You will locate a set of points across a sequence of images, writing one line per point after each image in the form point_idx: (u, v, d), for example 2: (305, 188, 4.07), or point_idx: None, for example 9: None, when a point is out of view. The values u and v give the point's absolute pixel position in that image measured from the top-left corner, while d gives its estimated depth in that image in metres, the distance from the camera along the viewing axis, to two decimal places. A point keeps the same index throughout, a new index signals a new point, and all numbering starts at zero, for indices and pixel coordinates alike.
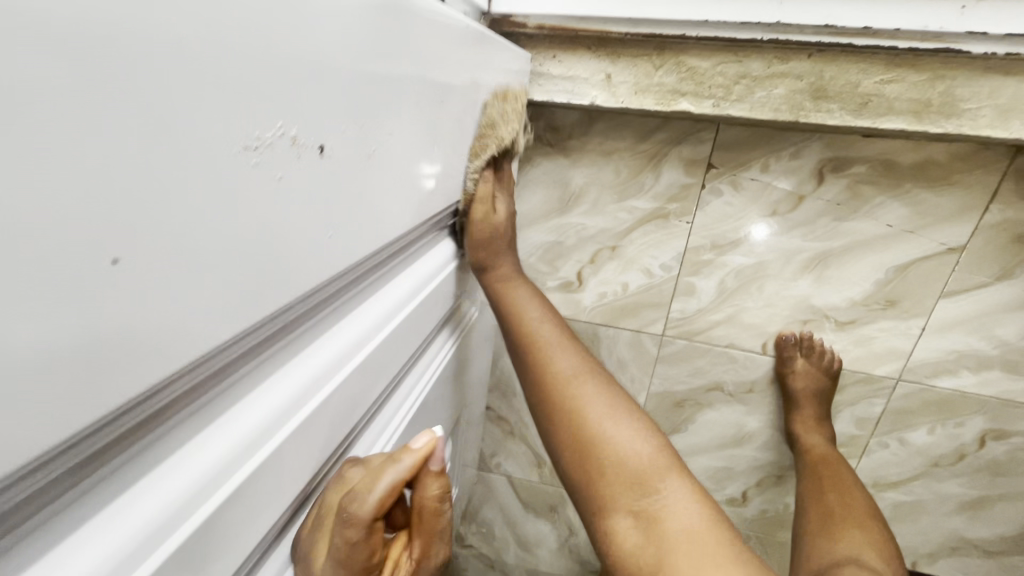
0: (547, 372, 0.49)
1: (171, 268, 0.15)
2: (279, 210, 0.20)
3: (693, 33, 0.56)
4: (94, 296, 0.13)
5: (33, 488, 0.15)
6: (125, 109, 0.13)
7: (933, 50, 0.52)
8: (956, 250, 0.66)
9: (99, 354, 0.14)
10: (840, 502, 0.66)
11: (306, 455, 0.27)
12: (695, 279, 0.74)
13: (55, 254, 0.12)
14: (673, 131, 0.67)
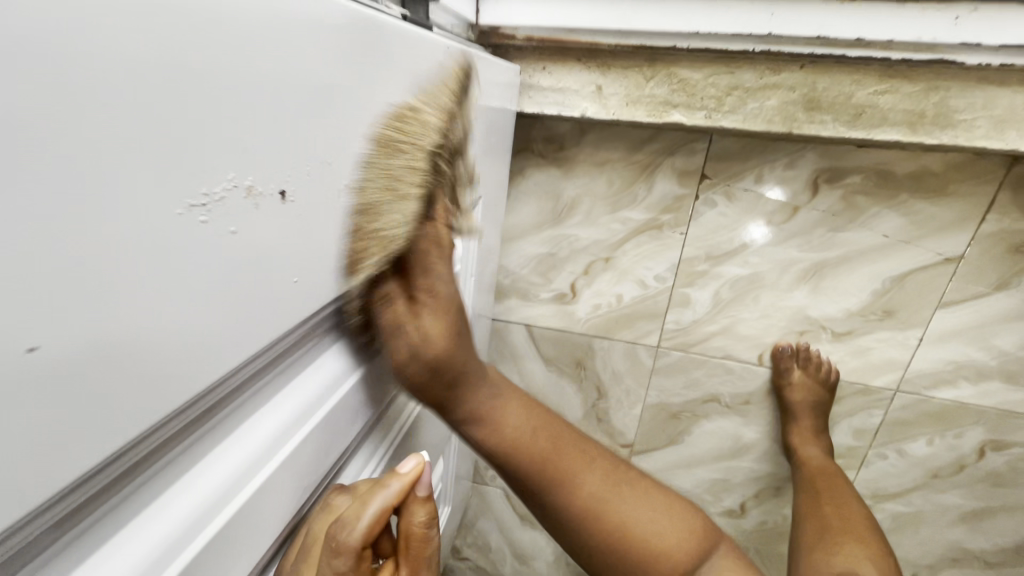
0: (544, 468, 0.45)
1: (115, 331, 0.15)
2: (259, 247, 0.20)
3: (684, 44, 0.55)
4: (43, 365, 0.13)
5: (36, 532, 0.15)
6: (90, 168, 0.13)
7: (927, 61, 0.52)
8: (953, 260, 0.65)
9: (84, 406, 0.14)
10: (836, 514, 0.65)
11: (303, 476, 0.28)
12: (690, 290, 0.73)
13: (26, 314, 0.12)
14: (666, 142, 0.66)
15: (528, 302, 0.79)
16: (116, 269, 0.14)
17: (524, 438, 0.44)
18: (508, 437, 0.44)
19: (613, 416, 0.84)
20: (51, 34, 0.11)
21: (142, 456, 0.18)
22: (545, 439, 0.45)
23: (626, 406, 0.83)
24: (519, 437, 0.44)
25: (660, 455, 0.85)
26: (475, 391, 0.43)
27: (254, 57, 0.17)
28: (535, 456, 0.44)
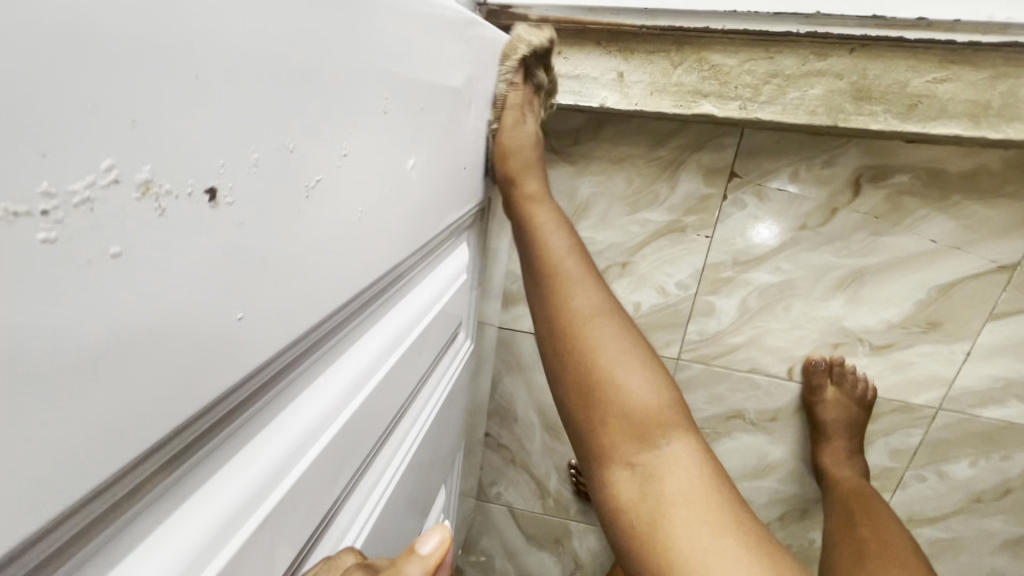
0: (555, 304, 0.42)
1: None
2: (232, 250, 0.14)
3: (718, 26, 0.49)
4: None
5: None
6: None
7: (996, 44, 0.45)
8: (1008, 268, 0.59)
9: None
10: (874, 536, 0.59)
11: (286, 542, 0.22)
12: (714, 298, 0.67)
13: None
14: (691, 137, 0.60)
15: None
16: None
17: (542, 239, 0.45)
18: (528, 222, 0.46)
19: None
20: None
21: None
22: (571, 257, 0.44)
23: None
24: (538, 232, 0.45)
25: None
26: (525, 178, 0.46)
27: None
28: (545, 256, 0.44)
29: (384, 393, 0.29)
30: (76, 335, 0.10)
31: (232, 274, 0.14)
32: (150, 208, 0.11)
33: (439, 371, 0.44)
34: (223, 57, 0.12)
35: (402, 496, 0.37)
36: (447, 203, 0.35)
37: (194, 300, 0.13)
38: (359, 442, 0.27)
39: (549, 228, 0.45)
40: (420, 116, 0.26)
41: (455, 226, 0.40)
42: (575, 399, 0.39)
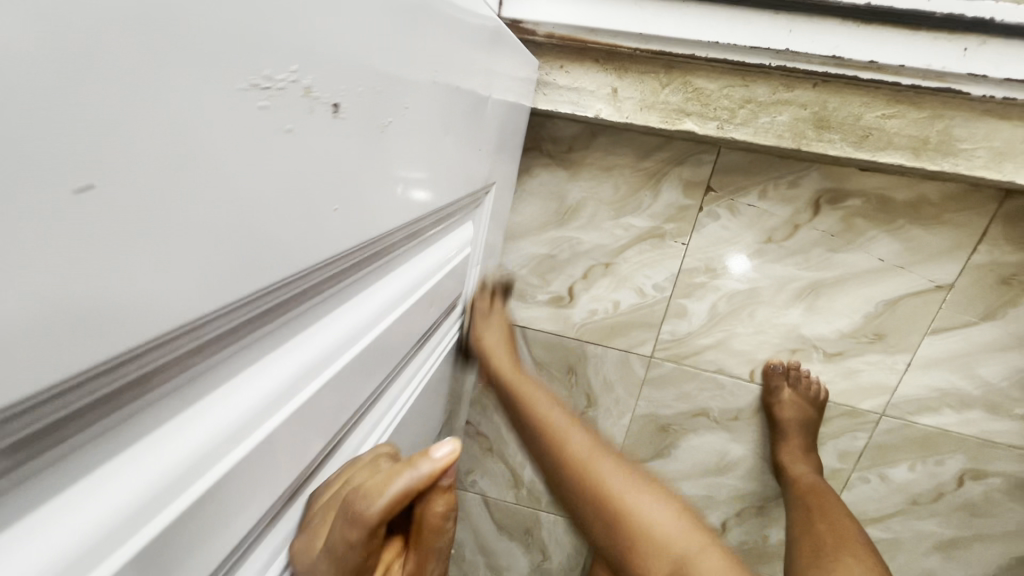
0: (547, 447, 0.50)
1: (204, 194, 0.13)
2: (332, 164, 0.19)
3: (703, 54, 0.55)
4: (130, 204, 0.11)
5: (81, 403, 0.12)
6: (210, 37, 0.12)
7: (935, 89, 0.53)
8: (944, 287, 0.66)
9: (151, 272, 0.12)
10: (830, 532, 0.64)
11: (325, 428, 0.26)
12: (687, 301, 0.73)
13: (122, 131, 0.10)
14: (674, 152, 0.67)
15: (524, 303, 0.78)
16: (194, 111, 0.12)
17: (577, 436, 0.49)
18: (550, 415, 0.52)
19: (601, 425, 0.83)
20: None
21: (192, 364, 0.16)
22: (596, 443, 0.49)
23: (615, 415, 0.82)
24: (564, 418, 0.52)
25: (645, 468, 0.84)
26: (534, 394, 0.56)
27: None
28: (583, 458, 0.47)
29: (397, 337, 0.33)
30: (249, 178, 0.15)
31: (325, 182, 0.19)
32: (303, 105, 0.16)
33: (432, 345, 0.48)
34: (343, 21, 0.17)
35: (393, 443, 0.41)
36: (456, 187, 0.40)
37: (301, 190, 0.18)
38: (372, 372, 0.30)
39: (535, 401, 0.55)
40: (444, 109, 0.32)
41: (456, 212, 0.44)
42: (587, 505, 0.45)
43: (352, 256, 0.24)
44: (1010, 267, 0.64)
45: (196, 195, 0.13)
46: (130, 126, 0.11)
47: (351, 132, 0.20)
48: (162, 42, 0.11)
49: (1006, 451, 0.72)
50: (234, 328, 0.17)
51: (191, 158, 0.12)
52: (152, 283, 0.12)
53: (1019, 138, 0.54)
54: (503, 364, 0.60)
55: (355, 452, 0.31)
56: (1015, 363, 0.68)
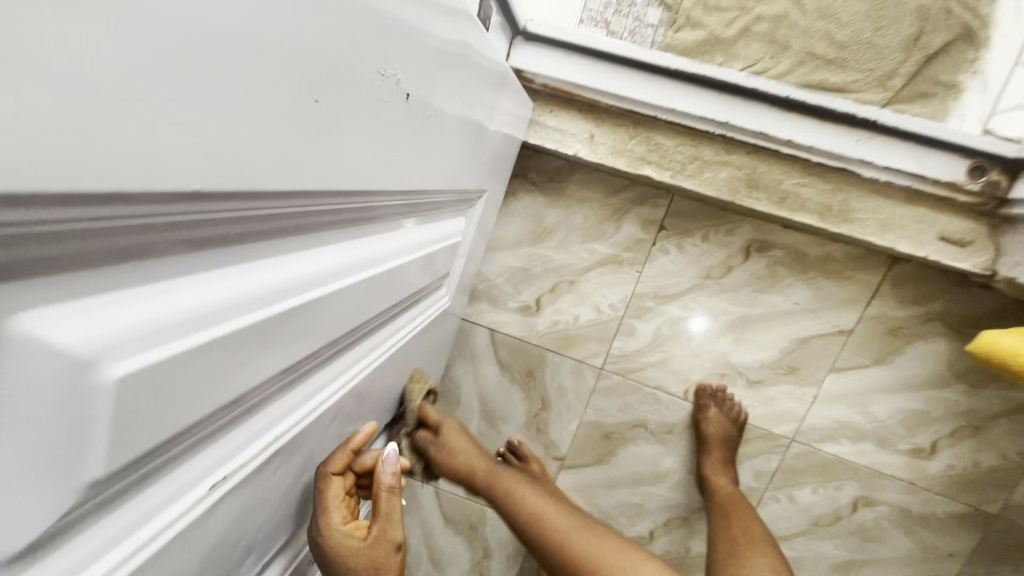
0: (522, 494, 0.66)
1: (322, 113, 0.22)
2: (382, 127, 0.29)
3: (662, 116, 0.70)
4: (296, 103, 0.20)
5: (245, 212, 0.21)
6: (343, 29, 0.22)
7: (836, 167, 0.68)
8: (845, 332, 0.80)
9: (295, 145, 0.21)
10: (745, 535, 0.75)
11: (346, 322, 0.34)
12: (637, 321, 0.85)
13: (302, 63, 0.20)
14: (636, 193, 0.80)
15: (497, 308, 0.88)
16: (327, 65, 0.22)
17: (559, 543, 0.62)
18: (532, 509, 0.65)
19: (552, 428, 0.92)
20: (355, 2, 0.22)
21: (287, 225, 0.24)
22: (573, 521, 0.65)
23: (565, 419, 0.91)
24: (539, 510, 0.65)
25: (587, 472, 0.93)
26: (507, 476, 0.68)
27: (405, 21, 0.28)
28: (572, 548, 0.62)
29: (398, 280, 0.42)
30: (344, 110, 0.24)
31: (378, 136, 0.29)
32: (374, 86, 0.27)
33: (419, 311, 0.56)
34: (407, 46, 0.29)
35: (383, 377, 0.49)
36: (456, 181, 0.50)
37: (367, 134, 0.27)
38: (379, 295, 0.38)
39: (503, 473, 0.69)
40: (458, 119, 0.44)
41: (451, 201, 0.54)
42: (568, 553, 0.62)
43: (383, 194, 0.33)
44: (897, 320, 0.78)
45: (318, 110, 0.22)
46: (303, 61, 0.20)
47: (398, 114, 0.31)
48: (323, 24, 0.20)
49: (892, 481, 0.84)
50: (314, 209, 0.26)
51: (320, 89, 0.22)
52: (294, 150, 0.21)
53: (900, 214, 0.69)
54: (486, 465, 0.69)
55: (356, 360, 0.39)
56: (900, 403, 0.81)
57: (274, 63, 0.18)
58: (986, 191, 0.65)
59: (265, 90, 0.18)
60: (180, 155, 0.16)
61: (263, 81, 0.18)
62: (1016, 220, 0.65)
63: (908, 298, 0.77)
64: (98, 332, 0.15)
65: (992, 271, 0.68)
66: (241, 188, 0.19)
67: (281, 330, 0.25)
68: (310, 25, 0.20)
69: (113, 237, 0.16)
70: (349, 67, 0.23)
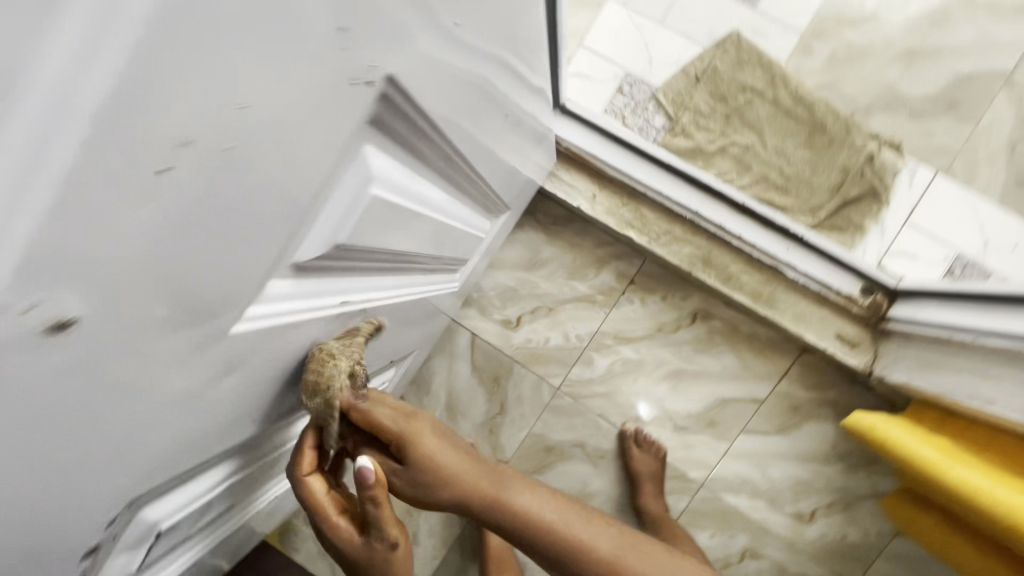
0: (551, 521, 0.47)
1: (471, 108, 0.40)
2: (487, 130, 0.47)
3: (650, 195, 0.91)
4: (467, 98, 0.38)
5: (435, 148, 0.38)
6: (491, 66, 0.40)
7: (770, 264, 0.88)
8: (757, 400, 0.98)
9: (460, 119, 0.38)
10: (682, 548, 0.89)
11: (424, 249, 0.50)
12: (595, 354, 1.01)
13: (475, 77, 0.38)
14: (617, 250, 0.99)
15: (483, 316, 1.03)
16: (481, 84, 0.40)
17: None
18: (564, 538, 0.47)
19: (503, 432, 1.04)
20: (498, 55, 0.40)
21: (438, 168, 0.41)
22: (616, 546, 0.48)
23: (516, 427, 1.04)
24: (574, 540, 0.47)
25: None
26: (518, 492, 0.48)
27: (511, 72, 0.46)
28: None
29: (448, 243, 0.59)
30: (480, 111, 0.42)
31: (485, 135, 0.47)
32: (491, 104, 0.45)
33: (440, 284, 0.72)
34: (506, 87, 0.47)
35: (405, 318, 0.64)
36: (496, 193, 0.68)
37: (482, 131, 0.45)
38: (439, 245, 0.55)
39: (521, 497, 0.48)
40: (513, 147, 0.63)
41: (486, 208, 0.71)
42: None
43: (472, 176, 0.51)
44: (798, 399, 0.96)
45: (472, 105, 0.40)
46: (476, 76, 0.38)
47: (495, 126, 0.49)
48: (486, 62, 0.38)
49: (775, 539, 0.99)
50: (450, 165, 0.43)
51: (476, 94, 0.39)
52: (459, 122, 0.38)
53: (810, 311, 0.89)
54: (492, 487, 0.47)
55: (411, 287, 0.55)
56: (791, 471, 0.98)
57: (467, 72, 0.36)
58: (871, 306, 0.86)
59: (462, 85, 0.36)
60: (434, 102, 0.33)
61: (462, 81, 0.36)
62: (889, 333, 0.85)
63: (808, 382, 0.96)
64: (389, 170, 0.32)
65: (870, 370, 0.87)
66: (442, 132, 0.36)
67: (411, 227, 0.41)
68: (483, 59, 0.37)
69: (406, 133, 0.32)
70: (488, 88, 0.41)
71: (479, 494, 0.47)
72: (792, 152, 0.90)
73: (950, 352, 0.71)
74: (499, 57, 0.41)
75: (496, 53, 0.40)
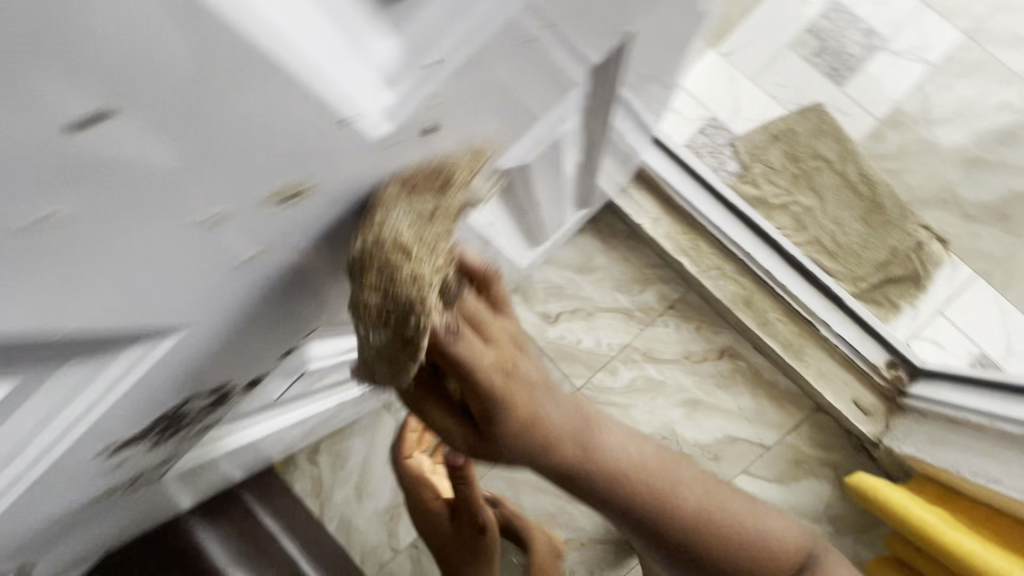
0: (637, 469, 0.47)
1: (629, 96, 0.47)
2: (622, 121, 0.54)
3: (711, 229, 0.97)
4: (631, 85, 0.45)
5: (593, 115, 0.45)
6: (654, 66, 0.47)
7: (807, 319, 0.94)
8: (763, 445, 1.02)
9: (619, 99, 0.45)
10: None
11: (538, 210, 0.56)
12: (621, 365, 1.06)
13: (644, 69, 0.45)
14: (665, 273, 1.05)
15: (525, 305, 1.08)
16: (643, 78, 0.46)
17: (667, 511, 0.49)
18: (636, 480, 0.47)
19: None
20: (662, 59, 0.47)
21: (584, 137, 0.48)
22: (674, 480, 0.49)
23: None
24: (643, 479, 0.47)
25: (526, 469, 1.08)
26: (597, 437, 0.45)
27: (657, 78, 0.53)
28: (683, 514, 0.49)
29: (548, 216, 0.65)
30: (631, 100, 0.49)
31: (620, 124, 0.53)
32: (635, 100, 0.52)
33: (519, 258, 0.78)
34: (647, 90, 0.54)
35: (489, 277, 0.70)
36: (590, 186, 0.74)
37: (622, 119, 0.52)
38: (546, 214, 0.61)
39: (609, 448, 0.46)
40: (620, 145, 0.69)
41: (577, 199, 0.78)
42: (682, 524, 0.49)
43: (594, 158, 0.57)
44: (802, 453, 1.00)
45: (630, 92, 0.47)
46: (645, 68, 0.45)
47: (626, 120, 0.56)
48: (654, 60, 0.45)
49: None
50: (591, 138, 0.50)
51: (636, 85, 0.46)
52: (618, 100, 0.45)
53: (834, 371, 0.94)
54: (587, 440, 0.45)
55: (513, 244, 0.61)
56: None
57: (643, 62, 0.43)
58: (892, 380, 0.91)
59: (636, 71, 0.43)
60: (617, 74, 0.39)
61: (638, 69, 0.42)
62: (904, 409, 0.90)
63: (815, 440, 1.00)
64: (566, 111, 0.39)
65: (878, 440, 0.92)
66: (605, 102, 0.43)
67: (548, 178, 0.48)
68: (655, 56, 0.44)
69: (586, 89, 0.39)
70: (644, 83, 0.48)
71: (574, 448, 0.44)
72: (848, 224, 0.97)
73: (962, 431, 0.77)
74: (661, 62, 0.48)
75: (662, 57, 0.47)
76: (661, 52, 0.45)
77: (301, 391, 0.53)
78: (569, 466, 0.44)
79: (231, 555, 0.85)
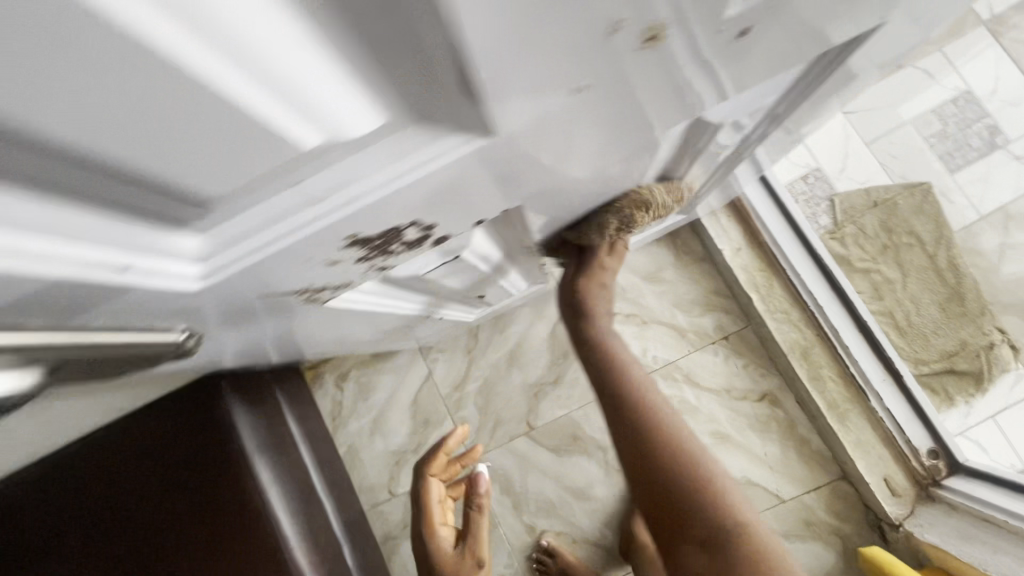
0: (642, 396, 0.52)
1: (807, 101, 0.48)
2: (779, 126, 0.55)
3: (789, 273, 0.98)
4: (818, 90, 0.47)
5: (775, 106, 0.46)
6: (839, 81, 0.49)
7: (860, 385, 0.94)
8: (779, 498, 1.01)
9: (800, 98, 0.47)
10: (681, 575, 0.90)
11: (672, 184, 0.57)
12: (661, 380, 1.06)
13: (834, 80, 0.46)
14: (728, 305, 1.06)
15: None
16: (826, 87, 0.48)
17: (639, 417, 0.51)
18: (629, 378, 0.54)
19: (546, 401, 1.09)
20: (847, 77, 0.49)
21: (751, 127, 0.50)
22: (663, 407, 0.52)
23: (560, 404, 1.09)
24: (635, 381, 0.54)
25: (540, 452, 1.09)
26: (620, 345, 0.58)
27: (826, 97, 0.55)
28: (653, 429, 0.50)
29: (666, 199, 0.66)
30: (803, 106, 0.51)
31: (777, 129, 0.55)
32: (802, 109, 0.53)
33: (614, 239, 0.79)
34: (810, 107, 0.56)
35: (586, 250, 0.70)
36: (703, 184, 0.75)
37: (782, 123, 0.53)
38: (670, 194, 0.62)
39: (633, 374, 0.55)
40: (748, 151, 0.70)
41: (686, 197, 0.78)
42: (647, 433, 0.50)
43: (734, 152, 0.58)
44: (816, 516, 0.99)
45: (809, 98, 0.48)
46: (835, 78, 0.46)
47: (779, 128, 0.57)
48: (844, 75, 0.47)
49: None
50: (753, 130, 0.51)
51: (818, 92, 0.48)
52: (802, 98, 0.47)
53: (874, 444, 0.94)
54: (614, 352, 0.57)
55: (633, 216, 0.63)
56: None
57: (840, 71, 0.44)
58: (930, 467, 0.90)
59: (831, 76, 0.44)
60: (823, 70, 0.41)
61: (834, 76, 0.44)
62: (934, 498, 0.89)
63: (832, 507, 0.99)
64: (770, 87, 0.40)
65: (899, 522, 0.90)
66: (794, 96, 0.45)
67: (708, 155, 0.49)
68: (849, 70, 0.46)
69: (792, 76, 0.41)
70: (821, 95, 0.50)
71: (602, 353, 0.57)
72: (923, 306, 0.97)
73: (995, 532, 0.79)
74: (844, 81, 0.50)
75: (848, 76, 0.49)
76: (854, 69, 0.47)
77: (409, 300, 0.51)
78: (593, 361, 0.57)
79: (258, 443, 0.82)
